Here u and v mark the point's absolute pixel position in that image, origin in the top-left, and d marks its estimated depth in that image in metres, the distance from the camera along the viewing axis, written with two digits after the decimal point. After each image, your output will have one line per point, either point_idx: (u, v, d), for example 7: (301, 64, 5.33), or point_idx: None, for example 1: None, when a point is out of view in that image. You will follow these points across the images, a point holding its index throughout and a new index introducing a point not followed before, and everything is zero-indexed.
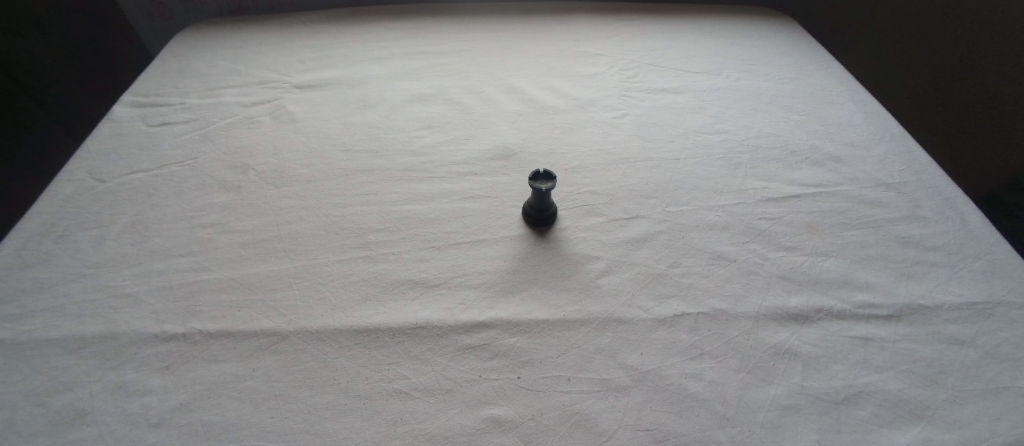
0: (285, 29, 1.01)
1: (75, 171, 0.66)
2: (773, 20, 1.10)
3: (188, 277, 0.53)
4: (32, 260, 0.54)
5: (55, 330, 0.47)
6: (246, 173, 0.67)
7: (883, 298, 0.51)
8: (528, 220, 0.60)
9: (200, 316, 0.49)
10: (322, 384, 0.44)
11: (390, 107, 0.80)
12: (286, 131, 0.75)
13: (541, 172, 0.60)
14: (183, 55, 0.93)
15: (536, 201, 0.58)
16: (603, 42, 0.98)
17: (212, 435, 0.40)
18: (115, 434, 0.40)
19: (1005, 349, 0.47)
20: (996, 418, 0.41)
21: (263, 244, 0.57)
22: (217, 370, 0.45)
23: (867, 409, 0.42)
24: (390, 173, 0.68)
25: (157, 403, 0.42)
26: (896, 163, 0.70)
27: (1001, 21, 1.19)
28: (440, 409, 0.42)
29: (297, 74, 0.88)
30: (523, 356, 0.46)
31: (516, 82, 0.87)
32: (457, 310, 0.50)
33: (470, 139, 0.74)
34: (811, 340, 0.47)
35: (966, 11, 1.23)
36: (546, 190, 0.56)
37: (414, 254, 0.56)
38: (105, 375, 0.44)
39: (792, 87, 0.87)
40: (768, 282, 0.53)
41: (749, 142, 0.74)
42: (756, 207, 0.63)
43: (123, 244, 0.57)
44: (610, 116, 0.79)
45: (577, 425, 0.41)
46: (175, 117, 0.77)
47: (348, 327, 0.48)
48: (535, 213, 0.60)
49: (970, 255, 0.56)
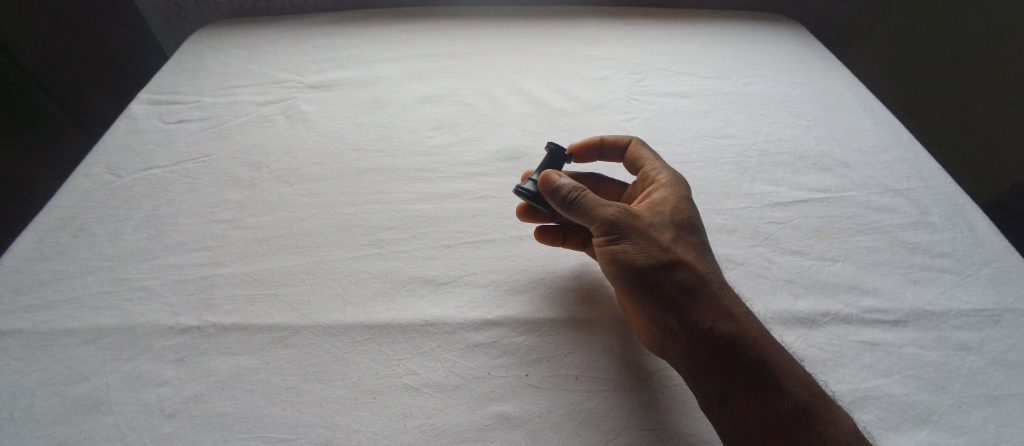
0: (298, 29, 1.02)
1: (92, 166, 0.67)
2: (781, 25, 1.11)
3: (202, 272, 0.54)
4: (49, 253, 0.55)
5: (73, 321, 0.48)
6: (260, 170, 0.69)
7: (890, 303, 0.51)
8: (521, 192, 0.51)
9: (214, 310, 0.50)
10: (333, 379, 0.44)
11: (401, 107, 0.82)
12: (299, 130, 0.76)
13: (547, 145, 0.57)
14: (199, 54, 0.94)
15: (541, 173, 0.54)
16: (611, 46, 0.99)
17: (226, 427, 0.41)
18: (131, 424, 0.41)
19: (1012, 356, 0.47)
20: (1002, 425, 0.42)
21: (276, 240, 0.58)
22: (231, 362, 0.46)
23: (872, 413, 0.43)
24: (401, 172, 0.69)
25: (171, 394, 0.43)
26: (904, 169, 0.70)
27: (994, 20, 1.18)
28: (448, 404, 0.43)
29: (308, 73, 0.89)
30: (531, 355, 0.47)
31: (525, 85, 0.88)
32: (466, 308, 0.51)
33: (479, 141, 0.75)
34: (816, 343, 0.48)
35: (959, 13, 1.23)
36: (562, 159, 0.56)
37: (424, 253, 0.57)
38: (121, 365, 0.45)
39: (800, 92, 0.87)
40: (775, 285, 0.53)
41: (757, 147, 0.75)
42: (763, 211, 0.63)
43: (139, 238, 0.58)
44: (618, 118, 0.80)
45: (583, 423, 0.42)
46: (190, 115, 0.79)
47: (359, 323, 0.49)
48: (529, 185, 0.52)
49: (979, 262, 0.56)
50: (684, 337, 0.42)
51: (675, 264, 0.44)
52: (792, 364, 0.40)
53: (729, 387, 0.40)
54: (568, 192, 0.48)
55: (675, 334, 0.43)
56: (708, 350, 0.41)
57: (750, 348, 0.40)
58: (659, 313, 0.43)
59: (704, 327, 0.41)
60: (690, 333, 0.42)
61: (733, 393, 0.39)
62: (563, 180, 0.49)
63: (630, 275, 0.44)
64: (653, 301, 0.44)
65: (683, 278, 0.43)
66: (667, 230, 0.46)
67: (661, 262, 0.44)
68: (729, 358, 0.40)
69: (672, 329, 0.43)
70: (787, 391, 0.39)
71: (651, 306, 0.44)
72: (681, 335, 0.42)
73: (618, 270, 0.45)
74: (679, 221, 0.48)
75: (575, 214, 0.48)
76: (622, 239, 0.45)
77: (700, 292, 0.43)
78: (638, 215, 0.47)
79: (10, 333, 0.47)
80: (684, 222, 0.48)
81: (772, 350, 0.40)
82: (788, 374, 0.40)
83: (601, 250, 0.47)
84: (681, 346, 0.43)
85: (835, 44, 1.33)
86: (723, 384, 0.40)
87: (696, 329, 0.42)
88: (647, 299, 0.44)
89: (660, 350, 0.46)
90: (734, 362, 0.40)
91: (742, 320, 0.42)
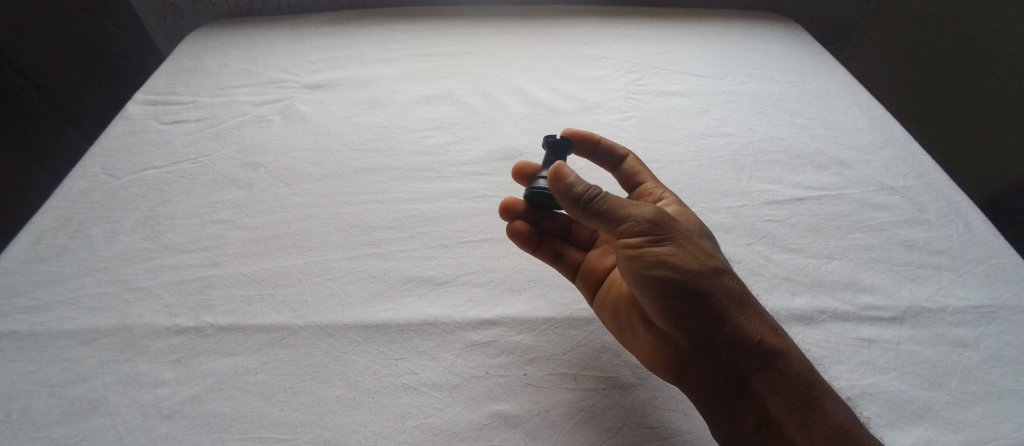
0: (295, 30, 1.02)
1: (88, 167, 0.67)
2: (777, 24, 1.11)
3: (200, 272, 0.54)
4: (46, 254, 0.55)
5: (69, 323, 0.48)
6: (256, 171, 0.68)
7: (886, 301, 0.52)
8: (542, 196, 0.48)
9: (212, 310, 0.50)
10: (332, 378, 0.44)
11: (398, 107, 0.82)
12: (296, 130, 0.76)
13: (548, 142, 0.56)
14: (195, 55, 0.94)
15: (550, 169, 0.53)
16: (609, 45, 0.99)
17: (223, 427, 0.41)
18: (128, 425, 0.41)
19: (1009, 352, 0.47)
20: (1000, 421, 0.42)
21: (274, 240, 0.58)
22: (229, 363, 0.45)
23: (870, 410, 0.43)
24: (398, 172, 0.69)
25: (168, 395, 0.43)
26: (901, 167, 0.71)
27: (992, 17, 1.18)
28: (447, 403, 0.43)
29: (305, 74, 0.89)
30: (529, 354, 0.47)
31: (523, 84, 0.88)
32: (464, 307, 0.51)
33: (477, 140, 0.75)
34: (813, 341, 0.48)
35: (958, 12, 1.23)
36: (566, 150, 0.56)
37: (422, 252, 0.57)
38: (118, 366, 0.45)
39: (797, 90, 0.88)
40: (773, 283, 0.54)
41: (754, 146, 0.75)
42: (761, 209, 0.63)
43: (136, 239, 0.58)
44: (615, 118, 0.80)
45: (582, 421, 0.42)
46: (187, 116, 0.78)
47: (357, 323, 0.49)
48: (541, 182, 0.50)
49: (975, 259, 0.56)
50: (728, 353, 0.39)
51: (720, 271, 0.41)
52: (827, 384, 0.39)
53: (774, 407, 0.38)
54: (584, 189, 0.43)
55: (716, 348, 0.39)
56: (753, 366, 0.39)
57: (792, 365, 0.39)
58: (703, 326, 0.39)
59: (752, 340, 0.39)
60: (736, 349, 0.39)
61: (777, 414, 0.38)
62: (577, 177, 0.44)
63: (678, 280, 0.39)
64: (700, 312, 0.39)
65: (730, 288, 0.40)
66: (704, 238, 0.44)
67: (710, 268, 0.40)
68: (776, 375, 0.38)
69: (714, 343, 0.39)
70: (831, 412, 0.37)
71: (694, 317, 0.39)
72: (723, 351, 0.39)
73: (660, 274, 0.39)
74: (707, 234, 0.46)
75: (590, 213, 0.43)
76: (666, 240, 0.40)
77: (745, 304, 0.40)
78: (676, 218, 0.43)
79: (6, 334, 0.47)
80: (710, 236, 0.47)
81: (811, 369, 0.39)
82: (829, 393, 0.38)
83: (637, 251, 0.40)
84: (718, 363, 0.40)
85: (831, 43, 1.34)
86: (766, 404, 0.38)
87: (743, 342, 0.39)
88: (692, 308, 0.39)
89: (683, 369, 0.41)
90: (781, 380, 0.38)
91: (783, 336, 0.40)
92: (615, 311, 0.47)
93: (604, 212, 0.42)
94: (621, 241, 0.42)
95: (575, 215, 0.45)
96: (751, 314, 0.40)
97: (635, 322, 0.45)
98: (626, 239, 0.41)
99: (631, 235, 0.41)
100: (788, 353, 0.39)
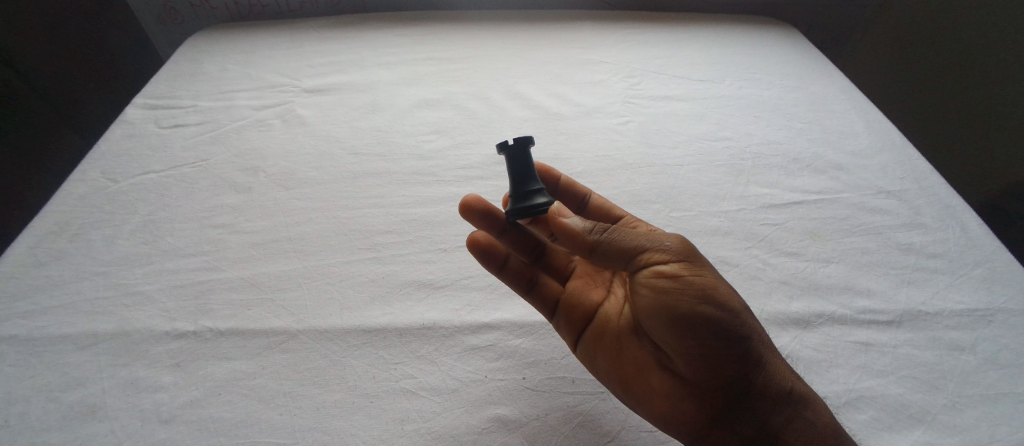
0: (295, 34, 1.03)
1: (88, 171, 0.67)
2: (775, 29, 1.11)
3: (200, 276, 0.54)
4: (46, 257, 0.55)
5: (68, 327, 0.48)
6: (256, 175, 0.69)
7: (884, 304, 0.52)
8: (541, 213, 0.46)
9: (212, 314, 0.50)
10: (331, 383, 0.44)
11: (397, 112, 0.82)
12: (296, 134, 0.76)
13: (516, 152, 0.51)
14: (195, 59, 0.94)
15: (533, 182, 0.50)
16: (607, 50, 1.00)
17: (222, 432, 0.41)
18: (127, 430, 0.41)
19: (1005, 355, 0.47)
20: (995, 424, 0.42)
21: (273, 244, 0.58)
22: (228, 368, 0.45)
23: (869, 414, 0.43)
24: (397, 177, 0.69)
25: (168, 398, 0.43)
26: (897, 171, 0.71)
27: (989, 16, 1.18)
28: (446, 408, 0.43)
29: (305, 78, 0.89)
30: (527, 357, 0.47)
31: (521, 89, 0.88)
32: (464, 311, 0.51)
33: (476, 144, 0.75)
34: (811, 344, 0.48)
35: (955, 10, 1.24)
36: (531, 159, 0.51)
37: (422, 256, 0.57)
38: (117, 371, 0.45)
39: (795, 95, 0.88)
40: (770, 286, 0.54)
41: (752, 150, 0.75)
42: (759, 213, 0.64)
43: (136, 243, 0.58)
44: (612, 122, 0.80)
45: (580, 426, 0.42)
46: (187, 120, 0.79)
47: (357, 327, 0.49)
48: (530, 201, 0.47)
49: (971, 262, 0.57)
50: (761, 402, 0.38)
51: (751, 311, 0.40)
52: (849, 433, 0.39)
53: None
54: (592, 225, 0.41)
55: (749, 396, 0.38)
56: (784, 417, 0.38)
57: (820, 414, 0.38)
58: (740, 371, 0.38)
59: (785, 389, 0.38)
60: (769, 395, 0.38)
61: None
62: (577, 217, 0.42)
63: (718, 319, 0.37)
64: (737, 356, 0.38)
65: (761, 330, 0.39)
66: None
67: (744, 306, 0.39)
68: (811, 427, 0.37)
69: (746, 392, 0.38)
70: None
71: (733, 361, 0.38)
72: (756, 398, 0.38)
73: (702, 310, 0.37)
74: None
75: (599, 248, 0.41)
76: (700, 272, 0.39)
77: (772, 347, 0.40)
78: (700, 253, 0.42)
79: (5, 339, 0.47)
80: None
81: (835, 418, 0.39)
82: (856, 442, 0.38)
83: (674, 281, 0.38)
84: (749, 413, 0.38)
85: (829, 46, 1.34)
86: None
87: (777, 390, 0.38)
88: (731, 352, 0.37)
89: (707, 421, 0.39)
90: (816, 431, 0.37)
91: (805, 383, 0.40)
92: (621, 353, 0.44)
93: (627, 245, 0.40)
94: (646, 269, 0.40)
95: (580, 250, 0.41)
96: (777, 359, 0.40)
97: (647, 368, 0.42)
98: (654, 268, 0.39)
99: (662, 263, 0.39)
100: (814, 401, 0.39)
